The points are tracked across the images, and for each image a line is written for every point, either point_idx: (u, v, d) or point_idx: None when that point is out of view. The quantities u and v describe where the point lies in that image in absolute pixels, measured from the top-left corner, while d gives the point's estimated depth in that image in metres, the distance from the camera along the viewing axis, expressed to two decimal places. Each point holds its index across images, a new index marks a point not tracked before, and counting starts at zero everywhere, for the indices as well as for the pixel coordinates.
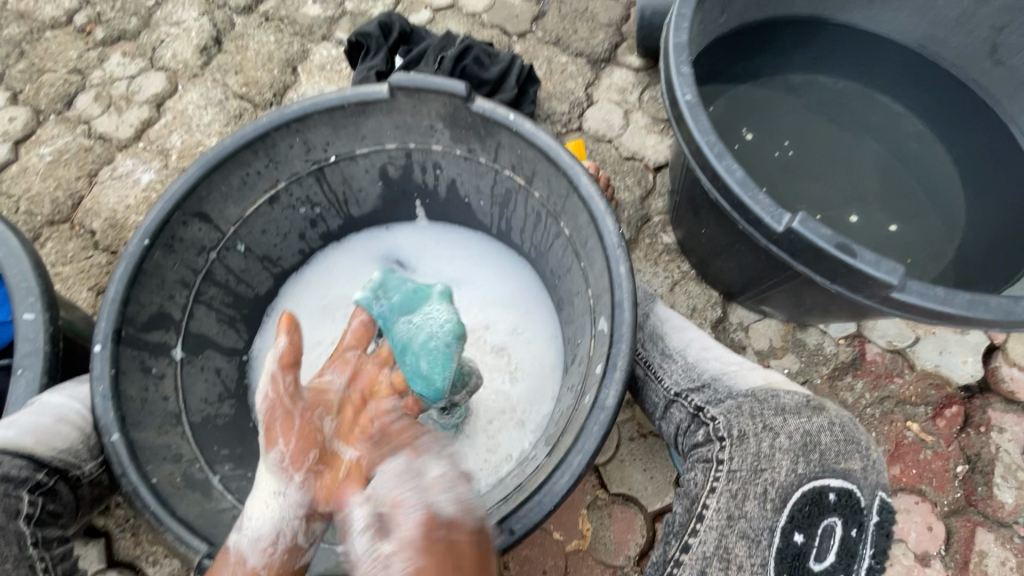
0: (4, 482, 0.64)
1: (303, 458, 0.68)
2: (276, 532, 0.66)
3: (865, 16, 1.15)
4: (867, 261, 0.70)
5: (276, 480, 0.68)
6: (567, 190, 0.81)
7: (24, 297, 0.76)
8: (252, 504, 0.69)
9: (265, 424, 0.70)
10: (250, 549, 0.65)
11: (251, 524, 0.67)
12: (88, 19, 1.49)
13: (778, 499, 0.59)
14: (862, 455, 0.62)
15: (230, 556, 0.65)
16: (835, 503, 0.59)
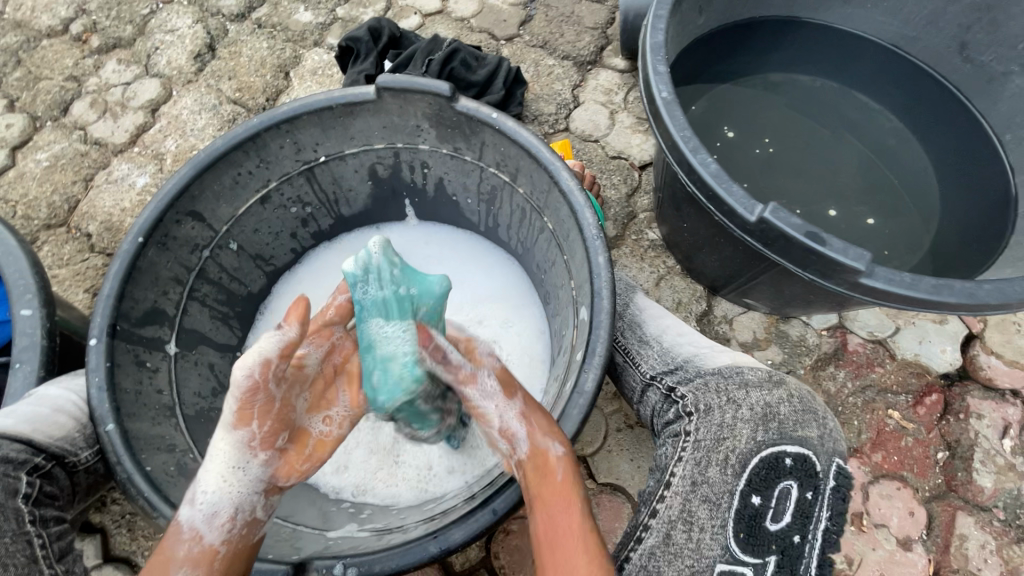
0: (4, 463, 0.66)
1: (274, 438, 0.67)
2: (233, 507, 0.65)
3: (840, 16, 1.18)
4: (836, 248, 0.72)
5: (240, 456, 0.65)
6: (548, 185, 0.83)
7: (21, 294, 0.79)
8: (205, 478, 0.65)
9: (239, 402, 0.63)
10: (208, 524, 0.63)
11: (207, 498, 0.64)
12: (84, 28, 1.52)
13: (737, 463, 0.60)
14: (819, 422, 0.63)
15: (183, 531, 0.62)
16: (791, 466, 0.59)
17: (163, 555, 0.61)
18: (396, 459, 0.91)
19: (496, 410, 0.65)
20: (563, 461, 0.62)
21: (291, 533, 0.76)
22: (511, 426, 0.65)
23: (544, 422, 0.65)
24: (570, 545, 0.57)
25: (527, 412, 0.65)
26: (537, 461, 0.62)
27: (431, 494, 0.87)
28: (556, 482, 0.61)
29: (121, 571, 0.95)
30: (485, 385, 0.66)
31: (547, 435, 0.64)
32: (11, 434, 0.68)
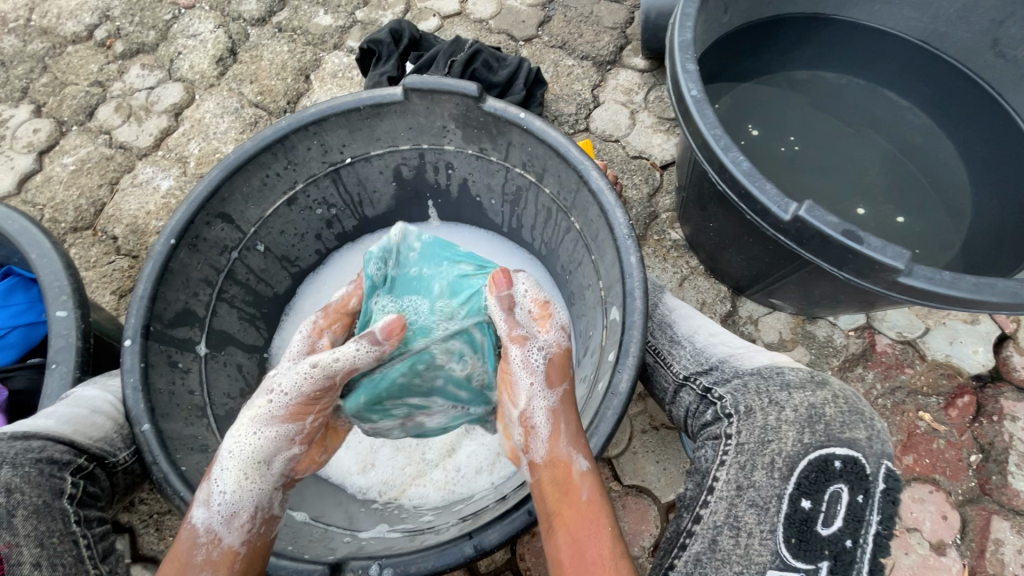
0: (49, 465, 0.67)
1: (314, 431, 0.68)
2: (251, 507, 0.64)
3: (866, 12, 1.16)
4: (873, 246, 0.71)
5: (273, 451, 0.65)
6: (577, 185, 0.83)
7: (57, 296, 0.80)
8: (225, 478, 0.63)
9: (303, 396, 0.64)
10: (227, 526, 0.62)
11: (224, 499, 0.63)
12: (108, 33, 1.54)
13: (785, 467, 0.58)
14: (867, 424, 0.59)
15: (200, 536, 0.61)
16: (841, 470, 0.56)
17: (179, 560, 0.60)
18: (423, 459, 0.91)
19: (530, 395, 0.66)
20: (587, 479, 0.62)
21: (323, 533, 0.77)
22: (538, 421, 0.65)
23: (572, 430, 0.65)
24: (595, 567, 0.56)
25: (560, 413, 0.65)
26: (557, 474, 0.62)
27: (459, 494, 0.87)
28: (575, 499, 0.61)
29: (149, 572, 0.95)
30: (535, 360, 0.66)
31: (569, 445, 0.64)
32: (54, 436, 0.69)
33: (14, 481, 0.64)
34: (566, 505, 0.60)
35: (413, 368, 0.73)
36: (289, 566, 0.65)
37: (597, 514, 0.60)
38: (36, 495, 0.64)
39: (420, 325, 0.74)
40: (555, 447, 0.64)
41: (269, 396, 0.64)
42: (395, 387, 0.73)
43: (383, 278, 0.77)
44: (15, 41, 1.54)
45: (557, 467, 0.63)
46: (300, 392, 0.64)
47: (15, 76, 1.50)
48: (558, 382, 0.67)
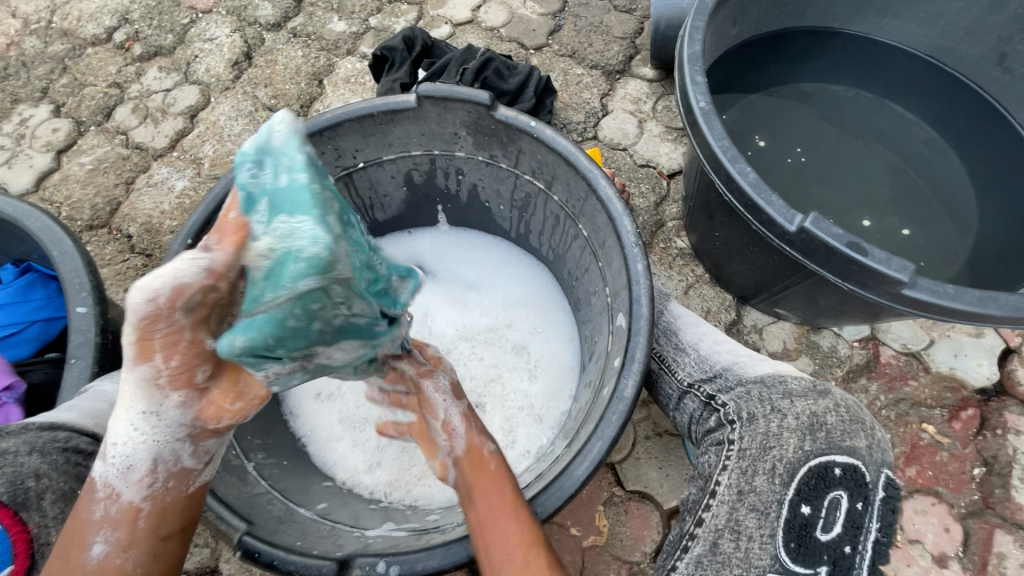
0: (75, 453, 0.70)
1: (190, 375, 0.60)
2: (135, 459, 0.61)
3: (875, 26, 1.18)
4: (878, 258, 0.72)
5: (148, 399, 0.60)
6: (585, 193, 0.84)
7: (76, 293, 0.83)
8: (115, 431, 0.61)
9: (142, 333, 0.55)
10: (122, 482, 0.61)
11: (115, 454, 0.61)
12: (127, 36, 1.58)
13: (786, 473, 0.58)
14: (867, 433, 0.61)
15: (97, 492, 0.61)
16: (840, 476, 0.57)
17: (80, 517, 0.61)
18: (429, 459, 0.92)
19: (443, 409, 0.74)
20: (498, 455, 0.70)
21: (330, 530, 0.77)
22: (454, 423, 0.73)
23: (479, 423, 0.73)
24: (503, 520, 0.62)
25: (468, 414, 0.74)
26: (475, 456, 0.70)
27: None
28: (493, 472, 0.68)
29: None
30: (439, 388, 0.76)
31: (483, 434, 0.72)
32: (79, 427, 0.71)
33: (43, 467, 0.67)
34: (485, 477, 0.67)
35: (306, 311, 0.54)
36: (298, 561, 0.66)
37: (509, 484, 0.67)
38: (63, 482, 0.68)
39: (317, 256, 0.49)
40: (469, 438, 0.71)
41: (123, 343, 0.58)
42: (278, 334, 0.55)
43: (264, 189, 0.52)
44: (37, 42, 1.58)
45: (475, 451, 0.70)
46: (136, 329, 0.55)
47: (36, 76, 1.53)
48: (462, 391, 0.77)
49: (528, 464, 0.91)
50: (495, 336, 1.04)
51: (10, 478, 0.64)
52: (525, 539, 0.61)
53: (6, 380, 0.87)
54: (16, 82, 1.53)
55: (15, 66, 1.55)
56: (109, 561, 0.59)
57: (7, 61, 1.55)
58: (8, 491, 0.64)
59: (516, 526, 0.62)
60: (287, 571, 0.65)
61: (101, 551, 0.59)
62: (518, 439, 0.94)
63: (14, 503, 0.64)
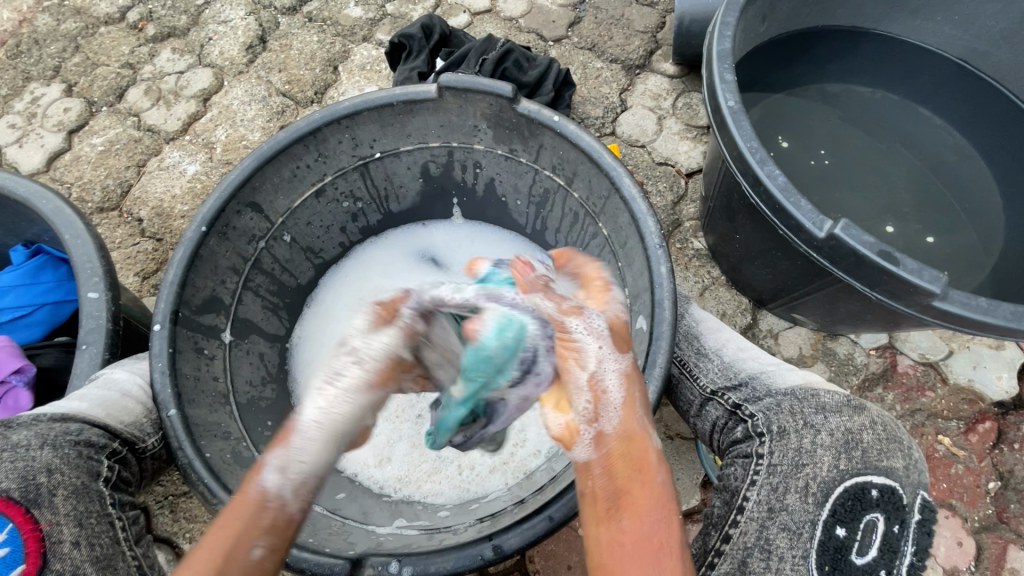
0: (87, 447, 0.69)
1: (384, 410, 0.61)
2: (311, 481, 0.53)
3: (905, 27, 1.15)
4: (909, 268, 0.71)
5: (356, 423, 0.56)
6: (608, 191, 0.83)
7: (89, 277, 0.81)
8: (306, 446, 0.53)
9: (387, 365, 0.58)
10: (296, 494, 0.52)
11: (302, 468, 0.52)
12: (140, 16, 1.56)
13: (820, 492, 0.58)
14: (905, 453, 0.60)
15: (269, 500, 0.51)
16: (877, 498, 0.57)
17: (243, 521, 0.50)
18: (439, 456, 0.91)
19: (598, 355, 0.59)
20: (656, 460, 0.57)
21: (341, 527, 0.76)
22: (610, 385, 0.58)
23: (641, 403, 0.60)
24: (662, 554, 0.52)
25: (630, 387, 0.60)
26: (626, 448, 0.57)
27: (473, 494, 0.87)
28: (648, 481, 0.56)
29: (164, 552, 0.99)
30: (597, 325, 0.61)
31: (643, 420, 0.59)
32: (90, 419, 0.71)
33: (55, 462, 0.66)
34: (637, 485, 0.56)
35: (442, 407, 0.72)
36: (310, 559, 0.64)
37: (668, 501, 0.56)
38: (75, 476, 0.66)
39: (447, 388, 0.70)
40: (627, 424, 0.58)
41: (352, 362, 0.57)
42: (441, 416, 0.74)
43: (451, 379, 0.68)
44: (49, 20, 1.56)
45: (634, 443, 0.57)
46: (385, 356, 0.58)
47: (48, 54, 1.52)
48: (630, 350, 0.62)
49: (538, 463, 0.87)
50: None
51: (22, 473, 0.63)
52: (670, 544, 0.53)
53: (17, 363, 0.87)
54: (28, 59, 1.51)
55: (27, 44, 1.53)
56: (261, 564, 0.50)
57: (19, 38, 1.54)
58: (19, 487, 0.63)
59: (674, 554, 0.53)
60: (298, 569, 0.64)
61: (264, 553, 0.50)
62: (529, 437, 0.91)
63: (25, 499, 0.62)
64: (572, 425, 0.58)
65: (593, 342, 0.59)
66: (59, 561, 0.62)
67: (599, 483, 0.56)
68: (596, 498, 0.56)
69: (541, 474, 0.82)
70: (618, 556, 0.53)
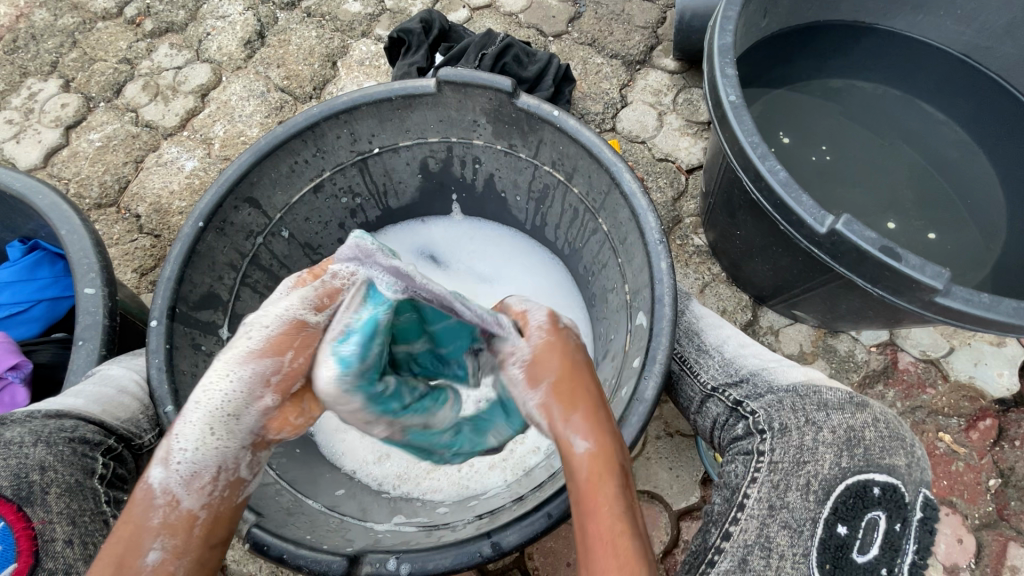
0: (81, 444, 0.69)
1: (295, 378, 0.56)
2: (202, 469, 0.52)
3: (908, 23, 1.14)
4: (912, 264, 0.70)
5: (242, 400, 0.53)
6: (608, 186, 0.82)
7: (85, 273, 0.81)
8: (188, 432, 0.53)
9: (278, 332, 0.56)
10: (187, 488, 0.51)
11: (185, 456, 0.52)
12: (138, 11, 1.55)
13: (821, 490, 0.57)
14: (908, 451, 0.60)
15: (155, 498, 0.50)
16: (879, 497, 0.56)
17: (133, 523, 0.50)
18: None
19: (522, 401, 0.57)
20: (586, 460, 0.51)
21: (339, 523, 0.76)
22: (534, 416, 0.56)
23: (562, 410, 0.54)
24: (602, 549, 0.48)
25: (551, 400, 0.55)
26: (563, 462, 0.54)
27: (472, 491, 0.87)
28: (583, 483, 0.51)
29: None
30: (512, 372, 0.58)
31: (572, 426, 0.53)
32: (85, 415, 0.70)
33: (48, 459, 0.65)
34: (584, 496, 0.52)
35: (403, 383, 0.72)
36: (307, 555, 0.65)
37: (608, 498, 0.50)
38: (69, 474, 0.66)
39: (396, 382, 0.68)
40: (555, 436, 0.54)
41: (241, 336, 0.56)
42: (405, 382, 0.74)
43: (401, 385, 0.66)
44: (46, 15, 1.55)
45: (565, 455, 0.53)
46: (278, 325, 0.56)
47: (45, 50, 1.51)
48: (552, 361, 0.57)
49: (537, 460, 0.88)
50: None
51: (15, 470, 0.63)
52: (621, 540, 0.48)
53: (13, 360, 0.86)
54: (25, 54, 1.50)
55: (24, 39, 1.52)
56: (164, 568, 0.49)
57: (16, 34, 1.53)
58: (12, 485, 0.62)
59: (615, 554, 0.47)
60: (296, 565, 0.64)
61: (159, 557, 0.49)
62: (528, 434, 0.91)
63: (17, 497, 0.62)
64: None
65: (515, 386, 0.58)
66: (52, 560, 0.61)
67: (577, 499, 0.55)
68: None
69: (540, 471, 0.82)
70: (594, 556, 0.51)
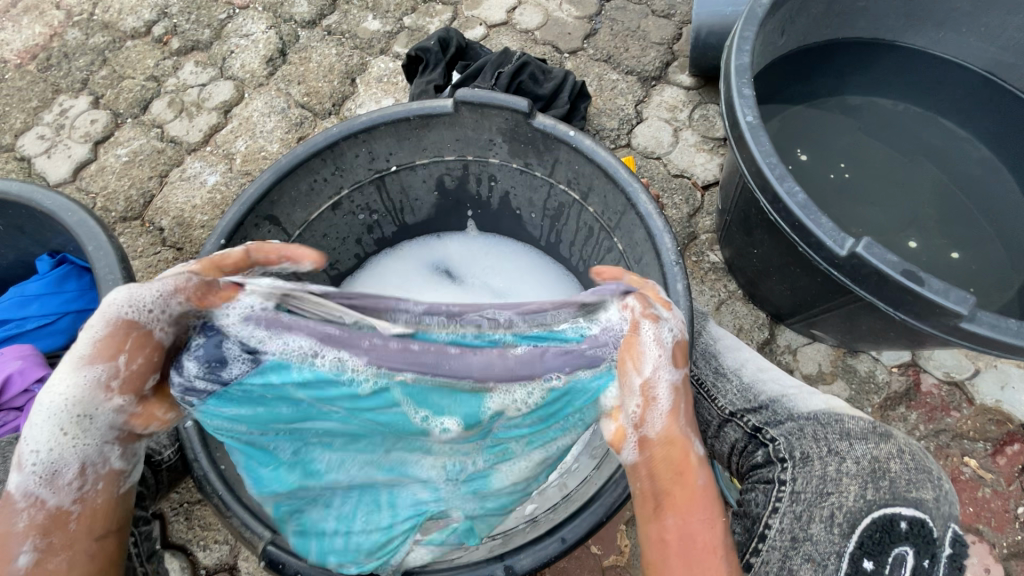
0: None
1: (141, 377, 0.54)
2: (59, 465, 0.53)
3: (929, 40, 1.12)
4: (935, 289, 0.69)
5: (86, 401, 0.52)
6: (623, 206, 0.82)
7: (110, 288, 0.83)
8: (35, 433, 0.53)
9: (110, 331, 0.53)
10: (48, 486, 0.53)
11: (37, 457, 0.53)
12: (165, 30, 1.60)
13: (846, 523, 0.56)
14: (934, 484, 0.57)
15: (19, 500, 0.53)
16: (907, 531, 0.53)
17: (0, 529, 0.53)
18: None
19: (656, 370, 0.55)
20: (702, 462, 0.56)
21: None
22: (660, 394, 0.55)
23: (688, 408, 0.56)
24: (702, 554, 0.53)
25: (679, 393, 0.56)
26: (669, 452, 0.55)
27: None
28: (692, 483, 0.55)
29: (178, 559, 1.00)
30: (665, 337, 0.56)
31: (685, 425, 0.56)
32: None
33: None
34: (679, 486, 0.55)
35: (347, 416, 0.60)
36: None
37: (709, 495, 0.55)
38: None
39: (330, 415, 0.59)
40: (671, 426, 0.55)
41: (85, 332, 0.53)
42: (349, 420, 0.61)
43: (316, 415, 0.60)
44: (79, 35, 1.61)
45: (673, 445, 0.55)
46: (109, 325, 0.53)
47: (77, 67, 1.56)
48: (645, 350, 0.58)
49: None
50: None
51: None
52: (715, 547, 0.54)
53: (39, 372, 0.88)
54: (58, 72, 1.56)
55: (57, 57, 1.58)
56: (44, 564, 0.52)
57: (50, 52, 1.59)
58: None
59: (715, 552, 0.53)
60: None
61: (31, 558, 0.52)
62: None
63: None
64: (617, 431, 0.56)
65: (649, 344, 0.56)
66: None
67: (642, 488, 0.56)
68: (644, 496, 0.56)
69: (554, 490, 0.82)
70: (664, 551, 0.54)
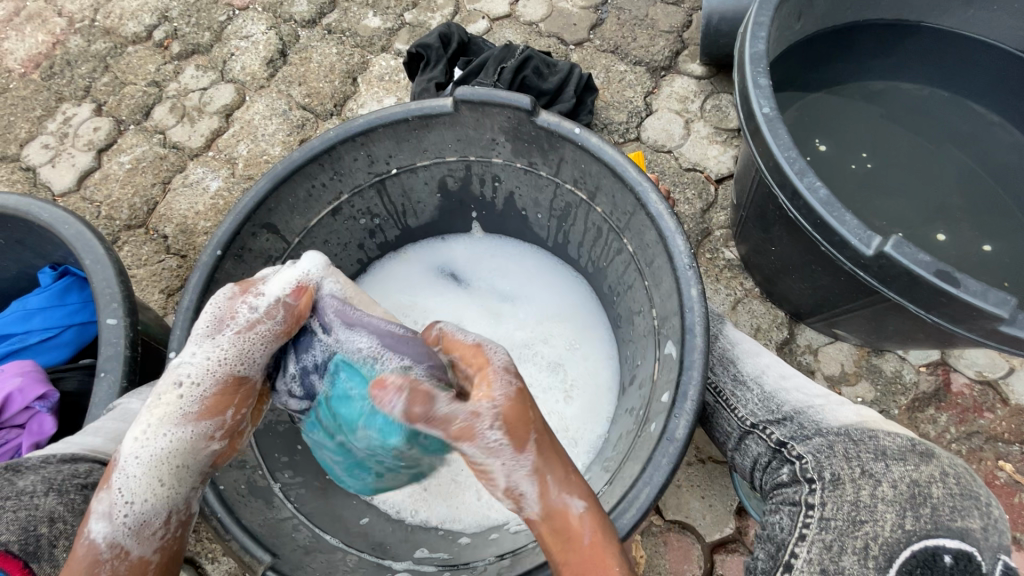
0: (94, 490, 0.71)
1: (235, 423, 0.65)
2: (139, 516, 0.59)
3: (958, 19, 1.05)
4: (973, 290, 0.64)
5: (188, 452, 0.61)
6: (633, 206, 0.78)
7: (108, 303, 0.82)
8: (129, 481, 0.59)
9: (211, 385, 0.62)
10: (136, 538, 0.59)
11: (128, 512, 0.58)
12: (165, 34, 1.58)
13: (881, 556, 0.52)
14: (981, 512, 0.53)
15: (102, 552, 0.57)
16: (952, 566, 0.49)
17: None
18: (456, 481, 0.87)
19: (503, 471, 0.54)
20: (586, 519, 0.55)
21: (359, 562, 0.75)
22: (521, 486, 0.54)
23: (556, 475, 0.56)
24: None
25: (539, 467, 0.55)
26: (556, 527, 0.55)
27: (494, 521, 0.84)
28: (585, 548, 0.54)
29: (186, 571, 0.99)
30: (493, 438, 0.53)
31: (561, 493, 0.55)
32: (99, 459, 0.71)
33: (57, 510, 0.67)
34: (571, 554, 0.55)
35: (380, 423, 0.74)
36: None
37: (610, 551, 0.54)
38: (76, 526, 0.68)
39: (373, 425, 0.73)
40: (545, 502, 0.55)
41: (172, 390, 0.61)
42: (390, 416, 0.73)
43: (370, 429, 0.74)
44: (80, 42, 1.60)
45: (558, 520, 0.55)
46: (210, 380, 0.62)
47: (79, 75, 1.55)
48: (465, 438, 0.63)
49: None
50: (529, 353, 1.00)
51: (22, 524, 0.65)
52: None
53: (40, 389, 0.87)
54: (61, 80, 1.55)
55: (60, 65, 1.57)
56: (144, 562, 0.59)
57: (53, 60, 1.58)
58: (19, 540, 0.64)
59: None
60: None
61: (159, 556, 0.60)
62: None
63: (23, 553, 0.63)
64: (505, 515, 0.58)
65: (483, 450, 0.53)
66: None
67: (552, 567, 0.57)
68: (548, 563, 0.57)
69: None
70: None
